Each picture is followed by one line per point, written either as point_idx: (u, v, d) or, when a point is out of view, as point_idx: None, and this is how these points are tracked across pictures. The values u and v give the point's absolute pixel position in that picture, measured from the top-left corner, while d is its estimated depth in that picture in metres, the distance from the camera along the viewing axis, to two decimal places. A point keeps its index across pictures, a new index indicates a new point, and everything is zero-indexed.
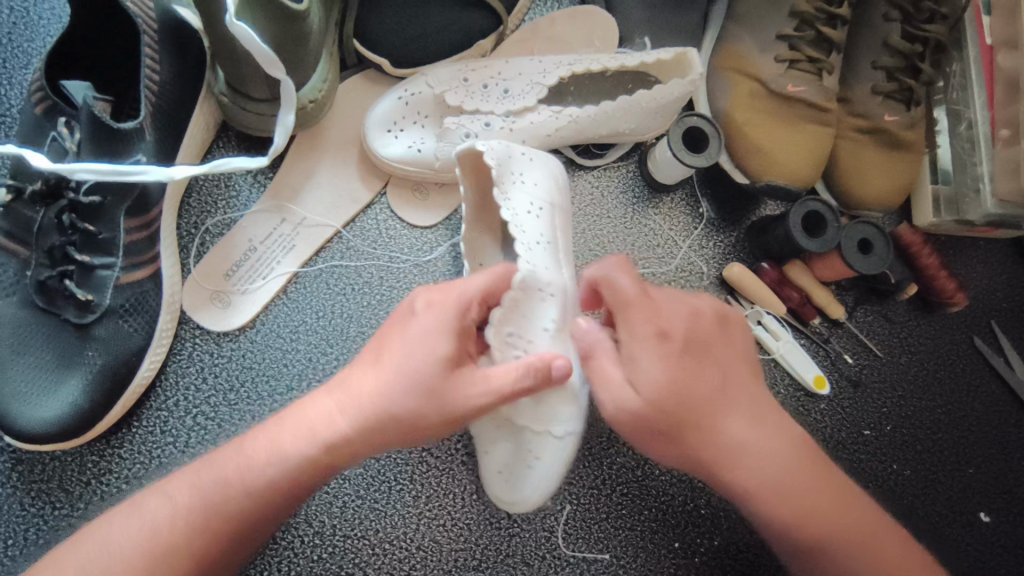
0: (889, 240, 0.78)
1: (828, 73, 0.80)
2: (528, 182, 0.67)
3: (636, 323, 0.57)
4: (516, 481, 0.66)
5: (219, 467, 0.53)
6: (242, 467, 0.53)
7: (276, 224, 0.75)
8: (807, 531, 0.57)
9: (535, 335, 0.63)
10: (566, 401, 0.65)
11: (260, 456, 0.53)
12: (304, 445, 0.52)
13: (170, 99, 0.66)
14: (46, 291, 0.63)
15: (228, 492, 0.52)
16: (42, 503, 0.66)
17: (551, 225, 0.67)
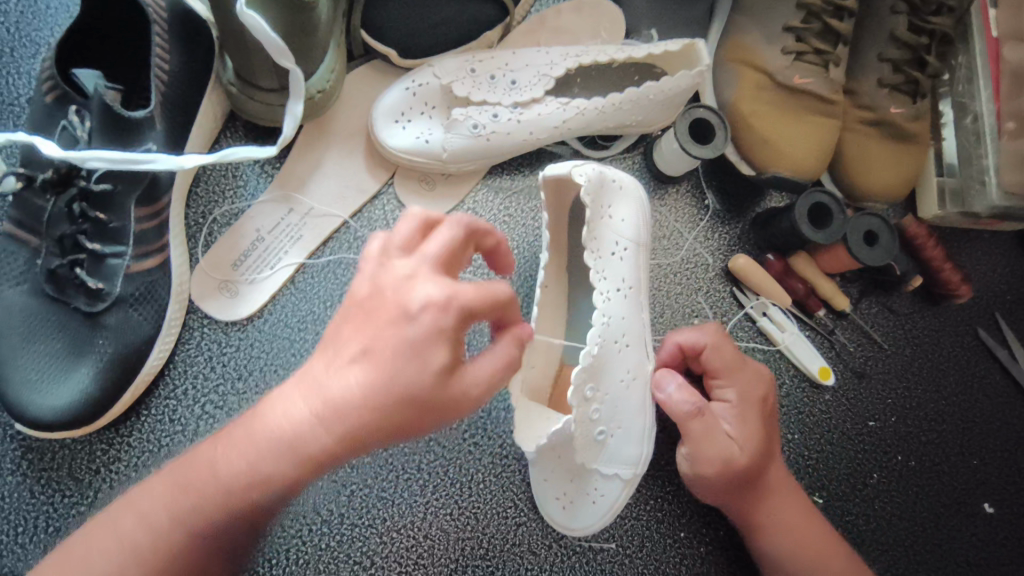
0: (895, 232, 0.78)
1: (834, 65, 0.80)
2: (615, 217, 0.70)
3: (733, 377, 0.70)
4: (575, 513, 0.70)
5: (189, 471, 0.48)
6: (212, 478, 0.47)
7: (284, 214, 0.75)
8: (767, 528, 0.69)
9: (613, 386, 0.67)
10: (630, 443, 0.68)
11: (232, 464, 0.47)
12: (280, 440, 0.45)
13: (178, 89, 0.66)
14: (56, 279, 0.63)
15: (200, 503, 0.47)
16: (52, 490, 0.66)
17: (632, 264, 0.70)
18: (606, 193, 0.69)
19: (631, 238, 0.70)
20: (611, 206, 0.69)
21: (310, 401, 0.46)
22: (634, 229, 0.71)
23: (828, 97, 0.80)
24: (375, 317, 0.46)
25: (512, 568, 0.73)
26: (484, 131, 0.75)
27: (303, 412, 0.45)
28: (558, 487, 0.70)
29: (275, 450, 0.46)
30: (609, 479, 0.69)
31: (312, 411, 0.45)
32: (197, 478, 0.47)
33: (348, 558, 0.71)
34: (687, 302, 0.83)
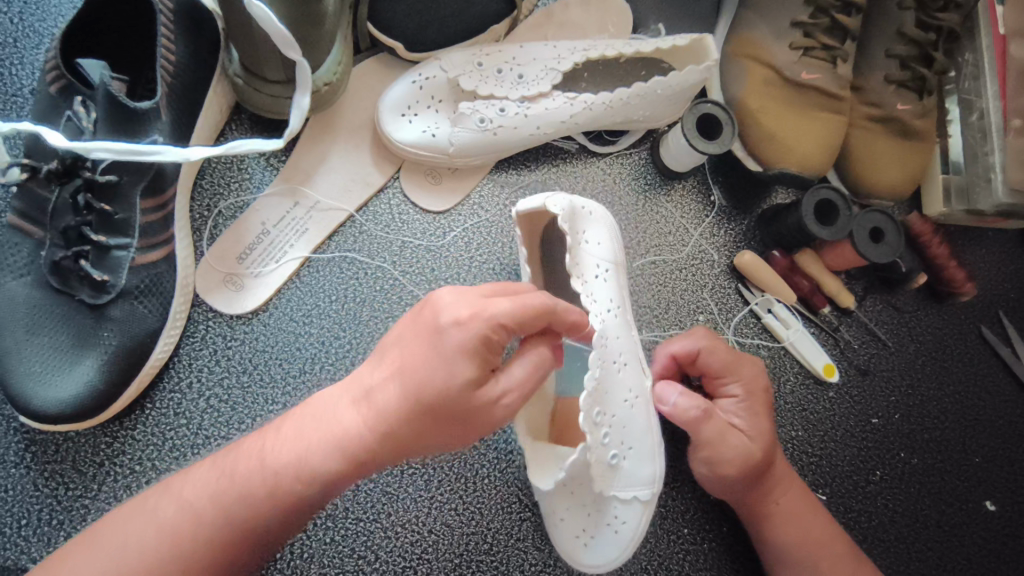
0: (900, 228, 0.78)
1: (841, 61, 0.80)
2: (592, 243, 0.69)
3: (739, 374, 0.71)
4: (596, 544, 0.66)
5: (236, 464, 0.52)
6: (258, 469, 0.51)
7: (289, 208, 0.75)
8: (782, 526, 0.69)
9: (618, 408, 0.65)
10: (643, 463, 0.66)
11: (279, 456, 0.51)
12: (323, 444, 0.50)
13: (185, 79, 0.65)
14: (60, 271, 0.62)
15: (243, 491, 0.50)
16: (55, 483, 0.66)
17: (613, 285, 0.69)
18: (581, 220, 0.69)
19: (608, 261, 0.70)
20: (587, 231, 0.69)
21: (361, 409, 0.51)
22: (610, 252, 0.71)
23: (835, 93, 0.80)
24: (418, 335, 0.52)
25: (516, 564, 0.73)
26: (491, 126, 0.75)
27: (354, 418, 0.51)
28: (574, 522, 0.67)
29: (321, 447, 0.51)
30: (627, 504, 0.66)
31: (363, 416, 0.51)
32: (244, 468, 0.52)
33: (352, 553, 0.71)
34: (692, 299, 0.83)
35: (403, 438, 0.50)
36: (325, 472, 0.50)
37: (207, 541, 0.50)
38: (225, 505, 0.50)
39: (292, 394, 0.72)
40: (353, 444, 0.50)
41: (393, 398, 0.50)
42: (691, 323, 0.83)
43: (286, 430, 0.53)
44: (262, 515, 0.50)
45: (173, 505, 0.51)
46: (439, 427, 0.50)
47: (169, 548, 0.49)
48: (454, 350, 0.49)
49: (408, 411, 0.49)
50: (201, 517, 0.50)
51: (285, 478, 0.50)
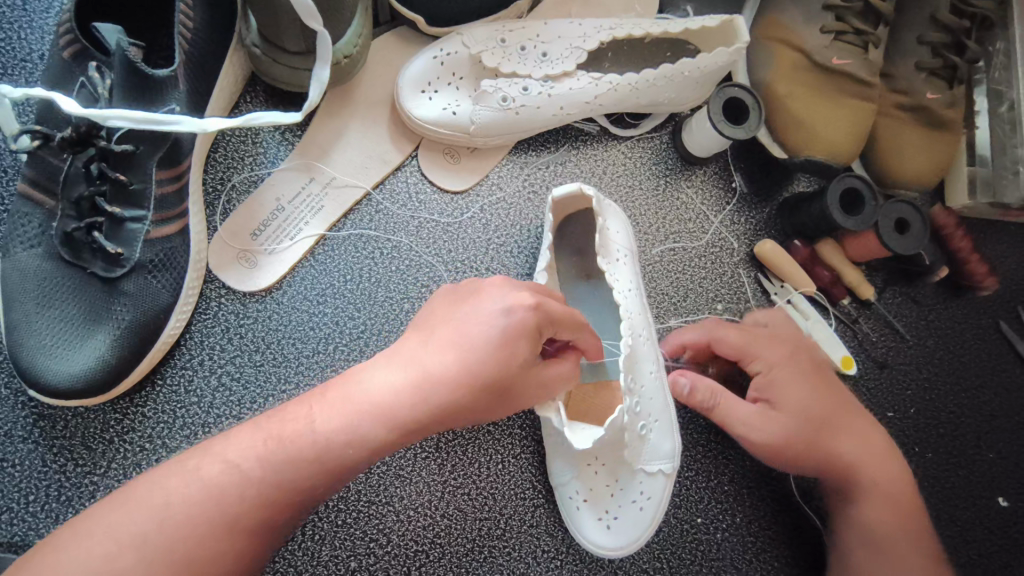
0: (926, 220, 0.76)
1: (874, 47, 0.78)
2: (614, 231, 0.69)
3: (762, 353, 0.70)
4: (623, 522, 0.66)
5: (283, 430, 0.51)
6: (309, 433, 0.51)
7: (304, 184, 0.73)
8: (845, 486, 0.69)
9: (644, 380, 0.65)
10: (665, 436, 0.66)
11: (332, 420, 0.51)
12: (381, 423, 0.51)
13: (202, 48, 0.63)
14: (72, 242, 0.61)
15: (295, 454, 0.50)
16: (65, 460, 0.65)
17: (632, 271, 0.69)
18: (605, 208, 0.69)
19: (626, 248, 0.70)
20: (610, 218, 0.69)
21: (417, 383, 0.53)
22: (625, 238, 0.71)
23: (865, 79, 0.78)
24: (466, 317, 0.55)
25: (529, 550, 0.72)
26: (514, 105, 0.73)
27: (402, 380, 0.53)
28: (597, 501, 0.67)
29: (372, 412, 0.52)
30: (652, 478, 0.66)
31: (412, 378, 0.53)
32: (294, 433, 0.51)
33: (365, 536, 0.70)
34: (711, 287, 0.82)
35: (455, 416, 0.54)
36: (376, 437, 0.51)
37: (256, 503, 0.48)
38: (275, 468, 0.49)
39: (305, 374, 0.70)
40: (407, 411, 0.52)
41: (451, 375, 0.53)
42: (710, 311, 0.81)
43: (330, 395, 0.53)
44: (315, 480, 0.50)
45: (216, 466, 0.49)
46: (489, 399, 0.54)
47: (215, 506, 0.48)
48: (512, 334, 0.54)
49: (464, 384, 0.53)
50: (251, 479, 0.49)
51: (340, 445, 0.50)
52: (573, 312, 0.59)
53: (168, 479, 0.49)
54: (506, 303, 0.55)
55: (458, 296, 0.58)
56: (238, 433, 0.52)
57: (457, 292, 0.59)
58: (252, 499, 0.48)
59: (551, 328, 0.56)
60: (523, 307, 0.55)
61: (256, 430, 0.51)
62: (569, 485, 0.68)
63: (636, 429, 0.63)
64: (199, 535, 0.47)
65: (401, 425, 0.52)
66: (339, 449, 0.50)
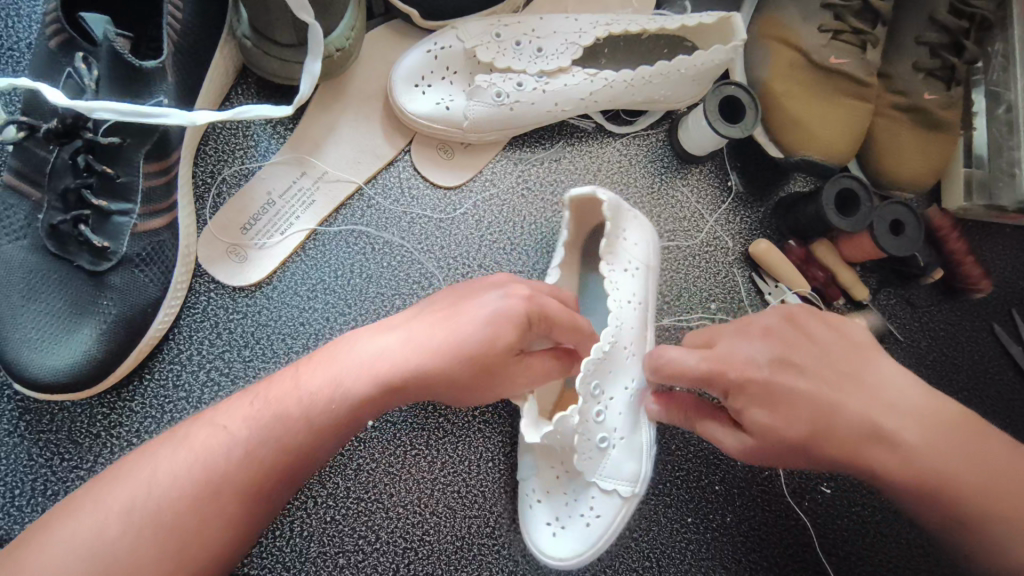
0: (922, 222, 0.76)
1: (872, 46, 0.78)
2: (632, 245, 0.68)
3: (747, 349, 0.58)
4: (569, 531, 0.66)
5: (271, 396, 0.52)
6: (297, 395, 0.52)
7: (295, 178, 0.72)
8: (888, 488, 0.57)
9: (616, 393, 0.64)
10: (631, 457, 0.65)
11: (318, 383, 0.52)
12: (367, 386, 0.53)
13: (192, 40, 0.62)
14: (59, 235, 0.60)
15: (281, 416, 0.51)
16: (50, 453, 0.64)
17: (642, 283, 0.68)
18: (627, 220, 0.68)
19: (644, 263, 0.69)
20: (629, 233, 0.68)
21: (404, 350, 0.55)
22: (647, 255, 0.70)
23: (862, 79, 0.77)
24: (459, 301, 0.58)
25: (518, 548, 0.72)
26: (508, 100, 0.73)
27: (393, 348, 0.55)
28: (561, 518, 0.66)
29: (358, 376, 0.53)
30: (606, 496, 0.65)
31: (401, 342, 0.55)
32: (285, 399, 0.51)
33: (353, 532, 0.70)
34: (705, 286, 0.82)
35: (437, 384, 0.55)
36: (359, 400, 0.53)
37: (246, 470, 0.48)
38: (263, 433, 0.50)
39: None
40: (393, 377, 0.54)
41: (436, 349, 0.55)
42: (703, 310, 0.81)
43: (320, 359, 0.54)
44: (304, 440, 0.51)
45: (205, 430, 0.50)
46: (474, 374, 0.56)
47: (203, 469, 0.48)
48: (501, 317, 0.56)
49: (448, 359, 0.55)
50: (236, 444, 0.49)
51: (325, 404, 0.52)
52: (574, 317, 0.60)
53: (154, 451, 0.49)
54: (497, 292, 0.58)
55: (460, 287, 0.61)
56: (228, 403, 0.52)
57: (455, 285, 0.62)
58: (241, 464, 0.48)
59: (546, 323, 0.59)
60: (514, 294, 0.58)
61: (244, 399, 0.52)
62: (527, 483, 0.68)
63: (592, 441, 0.62)
64: (185, 501, 0.46)
65: (386, 387, 0.53)
66: (324, 412, 0.51)
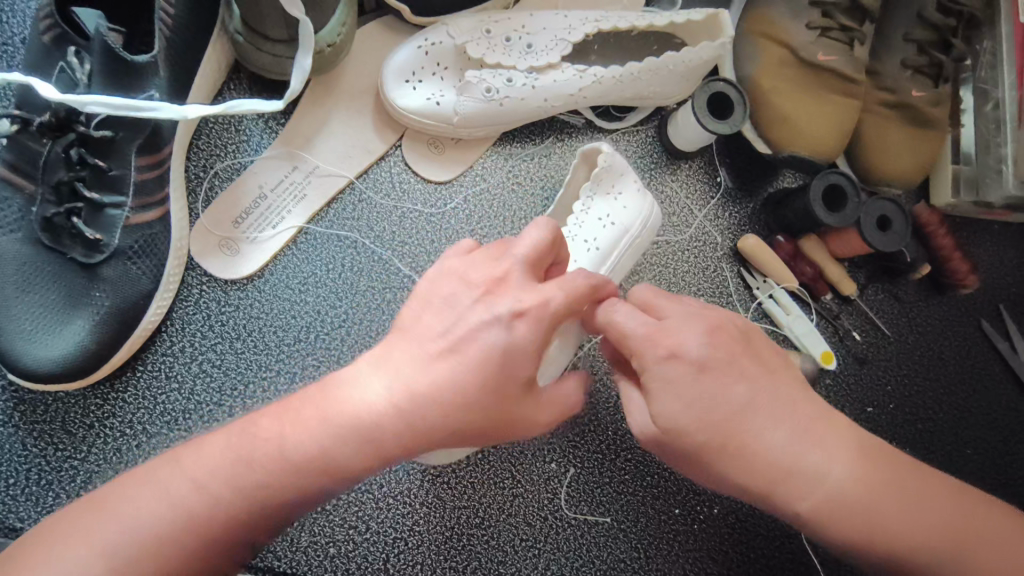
0: (908, 218, 0.77)
1: (859, 44, 0.79)
2: (618, 201, 0.71)
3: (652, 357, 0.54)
4: None
5: (255, 446, 0.48)
6: (283, 455, 0.47)
7: (287, 172, 0.73)
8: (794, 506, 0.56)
9: None
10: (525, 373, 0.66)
11: (304, 437, 0.48)
12: (359, 442, 0.48)
13: (184, 35, 0.63)
14: (52, 227, 0.61)
15: (268, 479, 0.47)
16: (44, 443, 0.65)
17: (609, 239, 0.70)
18: (621, 180, 0.72)
19: (623, 225, 0.70)
20: (622, 191, 0.71)
21: (397, 395, 0.49)
22: (632, 217, 0.70)
23: (850, 76, 0.78)
24: (473, 325, 0.50)
25: (506, 539, 0.73)
26: (497, 96, 0.73)
27: (384, 398, 0.49)
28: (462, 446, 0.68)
29: (352, 430, 0.48)
30: None
31: (395, 394, 0.49)
32: (264, 456, 0.47)
33: (343, 523, 0.71)
34: (693, 282, 0.82)
35: (438, 430, 0.49)
36: (355, 459, 0.48)
37: (226, 520, 0.46)
38: (249, 493, 0.47)
39: (286, 362, 0.71)
40: (388, 428, 0.48)
41: (442, 394, 0.49)
42: None
43: (305, 410, 0.49)
44: (291, 501, 0.48)
45: (182, 483, 0.47)
46: (486, 421, 0.50)
47: (182, 526, 0.46)
48: (517, 355, 0.50)
49: (454, 410, 0.49)
50: (218, 505, 0.46)
51: (315, 466, 0.47)
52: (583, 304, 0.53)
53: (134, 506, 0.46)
54: (498, 316, 0.50)
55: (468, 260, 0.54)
56: (206, 452, 0.48)
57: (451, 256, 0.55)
58: (220, 518, 0.46)
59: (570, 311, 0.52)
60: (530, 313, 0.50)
61: (224, 452, 0.48)
62: None
63: None
64: (174, 563, 0.45)
65: (382, 442, 0.48)
66: (315, 474, 0.47)
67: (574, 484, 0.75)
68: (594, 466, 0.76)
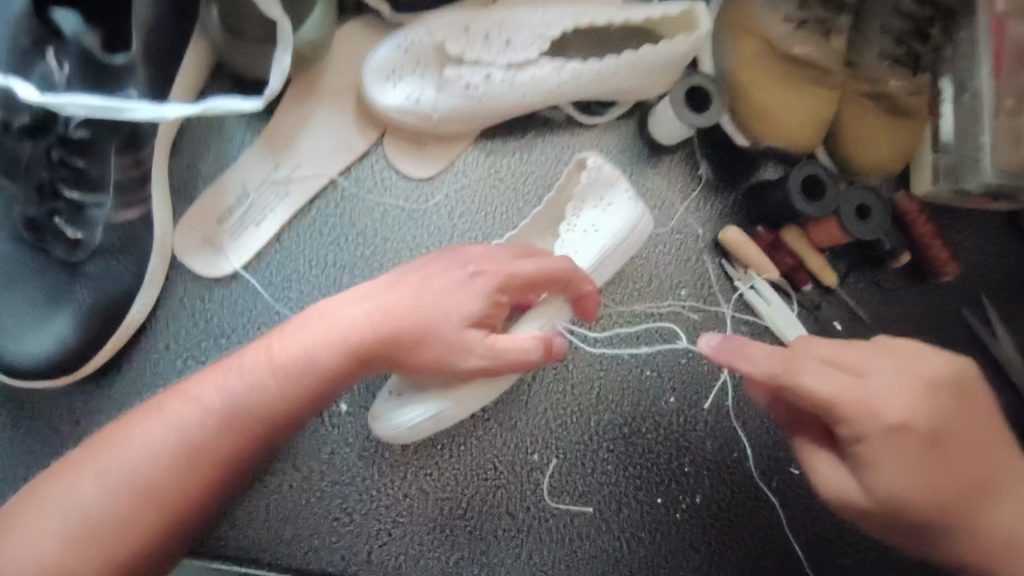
0: (887, 208, 0.77)
1: (834, 36, 0.80)
2: (608, 212, 0.71)
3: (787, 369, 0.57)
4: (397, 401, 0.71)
5: (247, 358, 0.56)
6: (268, 365, 0.55)
7: (269, 170, 0.74)
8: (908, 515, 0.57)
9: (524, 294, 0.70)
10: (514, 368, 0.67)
11: (288, 350, 0.56)
12: (335, 354, 0.56)
13: (162, 36, 0.64)
14: (35, 226, 0.62)
15: (255, 388, 0.54)
16: (32, 439, 0.66)
17: (598, 250, 0.70)
18: (611, 190, 0.72)
19: (609, 232, 0.70)
20: (611, 201, 0.71)
21: (370, 313, 0.58)
22: (621, 226, 0.71)
23: (825, 68, 0.79)
24: (436, 272, 0.60)
25: (490, 529, 0.74)
26: (476, 92, 0.74)
27: (360, 315, 0.58)
28: (422, 422, 0.65)
29: (326, 345, 0.56)
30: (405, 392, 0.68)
31: (368, 312, 0.58)
32: (254, 363, 0.55)
33: (328, 515, 0.72)
34: (675, 274, 0.83)
35: (395, 350, 0.58)
36: (330, 367, 0.56)
37: (221, 440, 0.53)
38: (236, 401, 0.54)
39: None
40: (359, 340, 0.57)
41: (400, 320, 0.57)
42: (674, 297, 0.82)
43: (292, 328, 0.58)
44: (272, 416, 0.55)
45: (181, 401, 0.54)
46: (424, 354, 0.58)
47: (180, 441, 0.52)
48: (466, 295, 0.58)
49: (411, 329, 0.57)
50: (208, 413, 0.53)
51: (297, 373, 0.55)
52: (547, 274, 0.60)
53: (144, 418, 0.53)
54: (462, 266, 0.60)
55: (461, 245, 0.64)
56: (207, 373, 0.56)
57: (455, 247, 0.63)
58: (212, 434, 0.53)
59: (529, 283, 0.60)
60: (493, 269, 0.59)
61: (219, 368, 0.56)
62: None
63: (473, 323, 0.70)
64: (166, 466, 0.51)
65: (353, 351, 0.57)
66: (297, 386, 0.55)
67: (558, 475, 0.76)
68: (577, 457, 0.77)
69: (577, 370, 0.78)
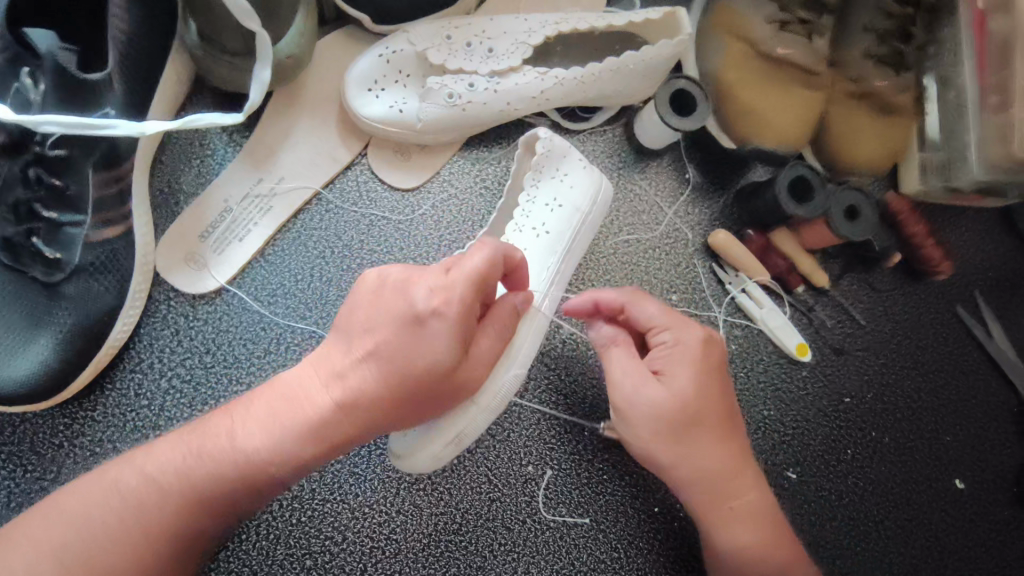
0: (877, 206, 0.77)
1: (818, 35, 0.79)
2: (566, 183, 0.73)
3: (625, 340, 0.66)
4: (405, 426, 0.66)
5: (204, 441, 0.54)
6: (232, 453, 0.53)
7: (253, 184, 0.73)
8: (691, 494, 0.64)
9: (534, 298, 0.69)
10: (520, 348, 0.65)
11: (254, 441, 0.53)
12: (280, 409, 0.54)
13: (139, 49, 0.63)
14: (11, 247, 0.61)
15: (217, 473, 0.53)
16: (14, 465, 0.65)
17: (570, 225, 0.72)
18: (565, 162, 0.73)
19: (573, 206, 0.72)
20: (568, 172, 0.73)
21: (333, 389, 0.54)
22: (582, 197, 0.73)
23: (811, 68, 0.79)
24: (387, 322, 0.55)
25: (485, 543, 0.72)
26: (460, 101, 0.73)
27: (324, 398, 0.54)
28: (445, 448, 0.62)
29: (292, 435, 0.53)
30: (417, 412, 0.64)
31: (336, 398, 0.54)
32: (216, 449, 0.53)
33: (320, 533, 0.70)
34: (665, 278, 0.82)
35: (380, 412, 0.54)
36: (305, 454, 0.53)
37: (179, 514, 0.52)
38: (187, 470, 0.53)
39: (256, 373, 0.70)
40: (330, 425, 0.54)
41: (370, 381, 0.54)
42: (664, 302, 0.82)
43: (254, 407, 0.55)
44: (225, 490, 0.53)
45: (135, 479, 0.53)
46: (419, 397, 0.55)
47: (134, 520, 0.51)
48: (431, 343, 0.54)
49: (386, 386, 0.54)
50: (168, 492, 0.52)
51: (263, 464, 0.53)
52: (495, 264, 0.55)
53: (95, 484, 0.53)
54: (417, 305, 0.54)
55: (391, 270, 0.58)
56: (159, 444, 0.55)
57: (386, 270, 0.58)
58: (162, 507, 0.52)
59: (479, 294, 0.55)
60: (444, 306, 0.54)
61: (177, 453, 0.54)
62: None
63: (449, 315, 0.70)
64: (121, 527, 0.51)
65: (324, 420, 0.54)
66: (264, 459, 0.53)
67: (553, 486, 0.75)
68: (572, 467, 0.76)
69: (571, 378, 0.78)
